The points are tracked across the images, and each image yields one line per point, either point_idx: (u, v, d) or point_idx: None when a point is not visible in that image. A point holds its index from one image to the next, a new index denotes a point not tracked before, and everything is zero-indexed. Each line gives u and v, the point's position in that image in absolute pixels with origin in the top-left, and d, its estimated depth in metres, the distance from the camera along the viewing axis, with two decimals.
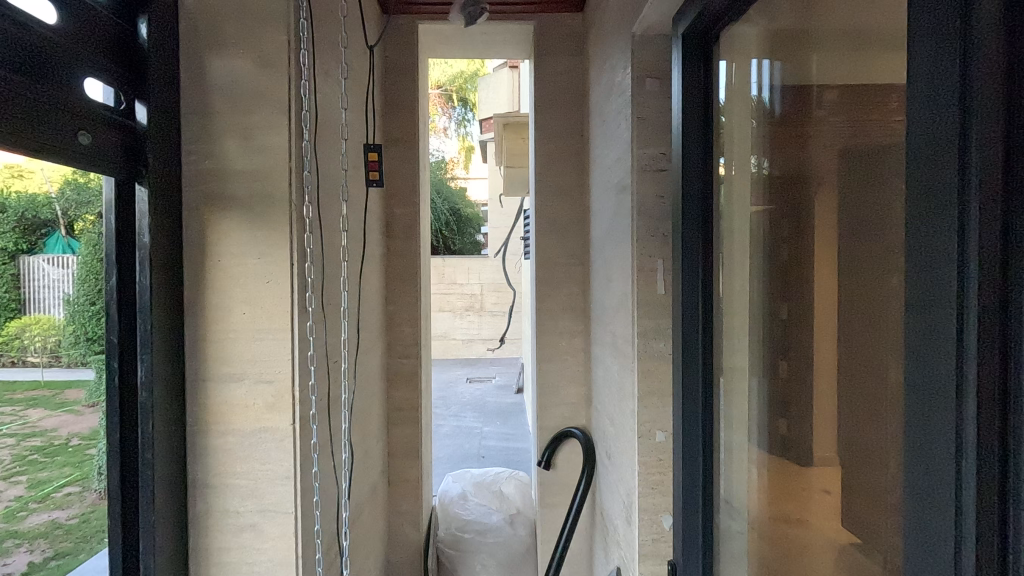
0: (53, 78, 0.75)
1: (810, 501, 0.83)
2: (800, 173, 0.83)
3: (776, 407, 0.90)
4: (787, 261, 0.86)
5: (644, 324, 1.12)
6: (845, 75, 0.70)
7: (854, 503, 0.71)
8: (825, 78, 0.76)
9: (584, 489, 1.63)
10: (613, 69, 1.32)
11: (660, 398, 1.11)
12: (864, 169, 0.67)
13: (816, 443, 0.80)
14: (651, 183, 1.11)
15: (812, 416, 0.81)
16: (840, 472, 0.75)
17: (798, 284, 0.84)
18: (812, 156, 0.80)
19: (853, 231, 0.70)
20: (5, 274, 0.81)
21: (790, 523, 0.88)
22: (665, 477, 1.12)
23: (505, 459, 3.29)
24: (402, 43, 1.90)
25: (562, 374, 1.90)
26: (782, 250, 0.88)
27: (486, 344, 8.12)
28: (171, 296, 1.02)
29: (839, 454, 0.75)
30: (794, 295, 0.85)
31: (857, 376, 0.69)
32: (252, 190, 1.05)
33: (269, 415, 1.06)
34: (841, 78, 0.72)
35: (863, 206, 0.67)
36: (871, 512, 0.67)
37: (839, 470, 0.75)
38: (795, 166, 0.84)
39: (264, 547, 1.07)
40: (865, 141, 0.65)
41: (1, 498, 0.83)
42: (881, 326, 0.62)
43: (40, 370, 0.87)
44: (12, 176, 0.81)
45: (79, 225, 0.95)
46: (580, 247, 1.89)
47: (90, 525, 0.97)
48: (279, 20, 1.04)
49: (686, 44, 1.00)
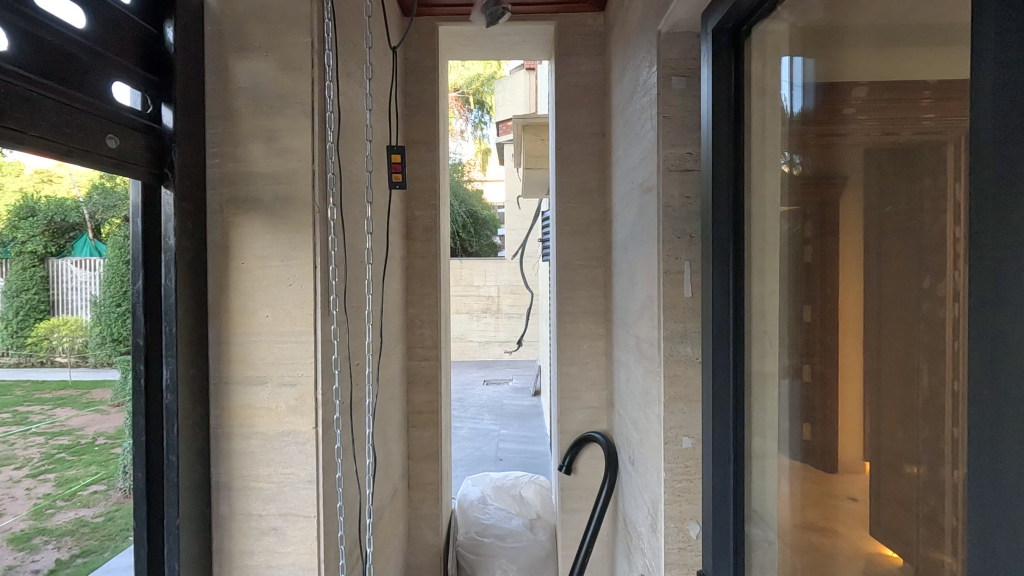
0: (80, 81, 0.75)
1: (835, 512, 0.80)
2: (828, 172, 0.79)
3: (802, 413, 0.87)
4: (813, 263, 0.83)
5: (671, 328, 1.09)
6: (879, 70, 0.68)
7: (889, 515, 0.68)
8: (855, 74, 0.74)
9: (606, 495, 1.60)
10: (637, 68, 1.30)
11: (687, 403, 1.08)
12: (901, 167, 0.64)
13: (843, 449, 0.78)
14: (677, 183, 1.08)
15: (839, 423, 0.78)
16: (871, 481, 0.72)
17: (822, 286, 0.81)
18: (838, 154, 0.77)
19: (886, 232, 0.67)
20: (34, 276, 0.82)
21: (815, 531, 0.84)
22: (693, 484, 1.09)
23: (523, 462, 3.28)
24: (423, 45, 1.90)
25: (583, 377, 1.88)
26: (806, 252, 0.85)
27: (503, 346, 8.10)
28: (195, 298, 1.02)
29: (870, 463, 0.72)
30: (819, 298, 0.82)
31: (894, 384, 0.66)
32: (275, 192, 1.04)
33: (292, 418, 1.06)
34: (874, 74, 0.69)
35: (900, 206, 0.64)
36: (910, 525, 0.64)
37: (868, 479, 0.72)
38: (823, 164, 0.81)
39: (287, 551, 1.06)
40: (902, 139, 0.63)
41: (30, 493, 0.95)
42: (923, 332, 0.59)
43: (67, 370, 0.88)
44: (42, 181, 0.83)
45: (105, 228, 0.96)
46: (601, 249, 1.86)
47: (116, 523, 1.01)
48: (303, 22, 1.04)
49: (716, 41, 0.97)
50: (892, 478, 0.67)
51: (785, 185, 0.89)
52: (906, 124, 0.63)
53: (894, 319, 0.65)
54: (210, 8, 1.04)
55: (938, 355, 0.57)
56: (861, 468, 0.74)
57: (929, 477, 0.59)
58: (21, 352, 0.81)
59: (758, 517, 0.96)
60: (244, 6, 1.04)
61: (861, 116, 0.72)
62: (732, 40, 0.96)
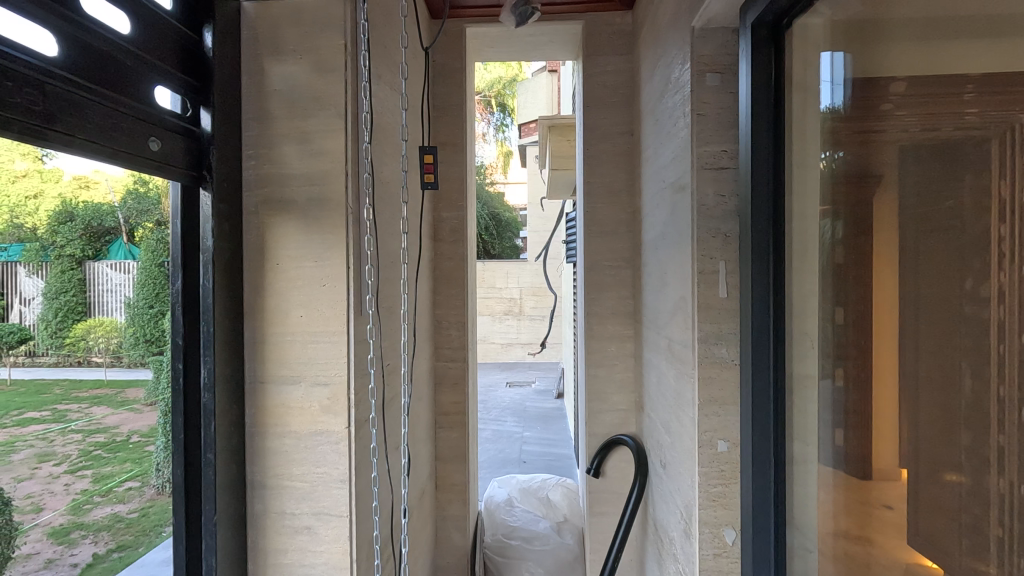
0: (126, 86, 0.77)
1: (873, 521, 0.77)
2: (863, 169, 0.77)
3: (838, 417, 0.84)
4: (848, 262, 0.81)
5: (706, 329, 1.07)
6: (918, 63, 0.66)
7: (926, 523, 0.66)
8: (892, 68, 0.71)
9: (636, 498, 1.58)
10: (668, 65, 1.28)
11: (722, 406, 1.05)
12: (945, 162, 0.62)
13: (880, 455, 0.75)
14: (712, 181, 1.06)
15: (878, 428, 0.75)
16: (909, 488, 0.69)
17: (858, 286, 0.79)
18: (875, 151, 0.75)
19: (930, 229, 0.64)
20: (72, 278, 0.86)
21: (853, 539, 0.81)
22: (728, 489, 1.05)
23: (547, 464, 3.25)
24: (451, 48, 1.90)
25: (611, 380, 1.86)
26: (840, 252, 0.82)
27: (526, 348, 8.09)
28: (231, 298, 1.04)
29: (910, 470, 0.69)
30: (855, 298, 0.80)
31: (933, 387, 0.64)
32: (309, 193, 1.06)
33: (325, 417, 1.06)
34: (912, 67, 0.67)
35: (942, 203, 0.62)
36: (952, 533, 0.62)
37: (907, 486, 0.70)
38: (858, 161, 0.79)
39: (320, 551, 1.07)
40: (943, 133, 0.62)
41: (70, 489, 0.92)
42: (965, 334, 0.59)
43: (103, 370, 0.92)
44: (80, 187, 0.86)
45: (139, 232, 0.99)
46: (630, 250, 1.84)
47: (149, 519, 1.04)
48: (336, 25, 1.05)
49: (755, 35, 0.93)
50: (931, 484, 0.65)
51: (821, 183, 0.86)
52: (949, 119, 0.61)
53: (937, 318, 0.63)
54: (246, 13, 1.06)
55: (984, 357, 0.55)
56: (899, 474, 0.72)
57: (971, 485, 0.58)
58: (60, 353, 0.84)
59: (798, 526, 0.93)
60: (279, 10, 1.05)
61: (898, 112, 0.70)
62: (771, 33, 0.91)
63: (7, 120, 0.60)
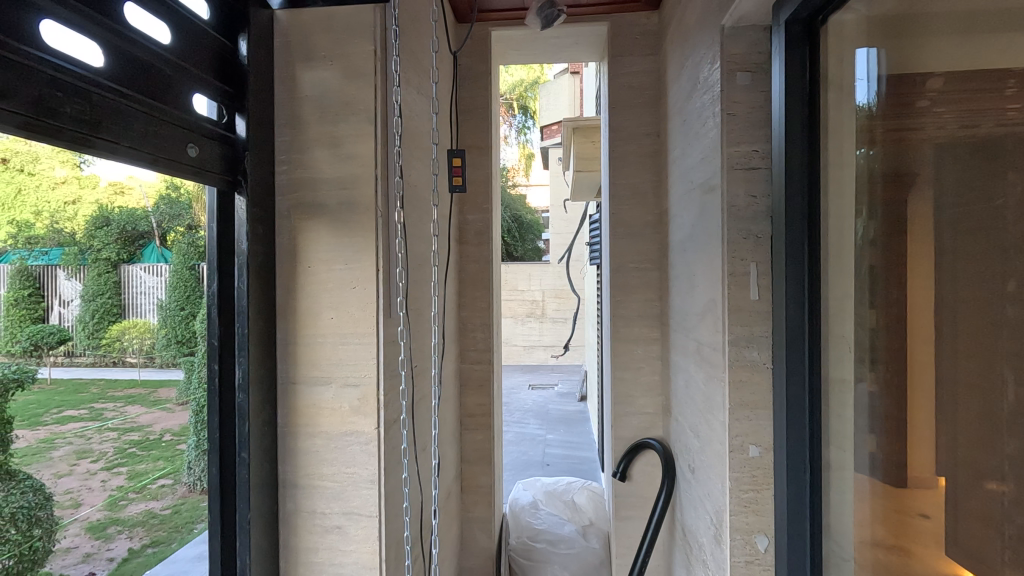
0: (167, 94, 0.79)
1: (910, 529, 0.75)
2: (900, 167, 0.76)
3: (877, 423, 0.81)
4: (886, 263, 0.79)
5: (736, 332, 1.05)
6: (958, 59, 0.65)
7: (968, 532, 0.65)
8: (932, 64, 0.70)
9: (664, 503, 1.56)
10: (697, 65, 1.26)
11: (753, 411, 1.03)
12: (988, 159, 0.60)
13: (921, 461, 0.73)
14: (743, 182, 1.04)
15: (919, 434, 0.73)
16: (952, 495, 0.67)
17: (898, 288, 0.77)
18: (914, 149, 0.73)
19: (975, 228, 0.62)
20: (108, 280, 0.98)
21: (893, 550, 0.79)
22: (761, 495, 1.03)
23: (571, 467, 3.24)
24: (477, 52, 1.91)
25: (638, 383, 1.84)
26: (877, 252, 0.80)
27: (549, 350, 8.08)
28: (265, 301, 1.06)
29: (954, 476, 0.67)
30: (894, 301, 0.77)
31: (976, 394, 0.63)
32: (339, 197, 1.07)
33: (355, 418, 1.08)
34: (953, 62, 0.66)
35: (985, 200, 0.61)
36: (996, 542, 0.60)
37: (952, 493, 0.67)
38: (894, 160, 0.77)
39: (350, 550, 1.08)
40: (984, 130, 0.60)
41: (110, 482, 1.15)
42: (1009, 336, 0.57)
43: (137, 369, 1.03)
44: (115, 192, 0.95)
45: (171, 236, 1.09)
46: (657, 252, 1.82)
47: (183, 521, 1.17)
48: (366, 31, 1.06)
49: (789, 32, 0.90)
50: (976, 492, 0.63)
51: (857, 182, 0.84)
52: (989, 115, 0.60)
53: (981, 319, 0.62)
54: (279, 22, 1.08)
55: None
56: (938, 481, 0.70)
57: (1016, 492, 0.57)
58: (97, 352, 0.96)
59: (834, 532, 0.89)
60: (311, 18, 1.08)
61: (936, 109, 0.69)
62: (806, 30, 0.89)
63: (55, 128, 0.62)
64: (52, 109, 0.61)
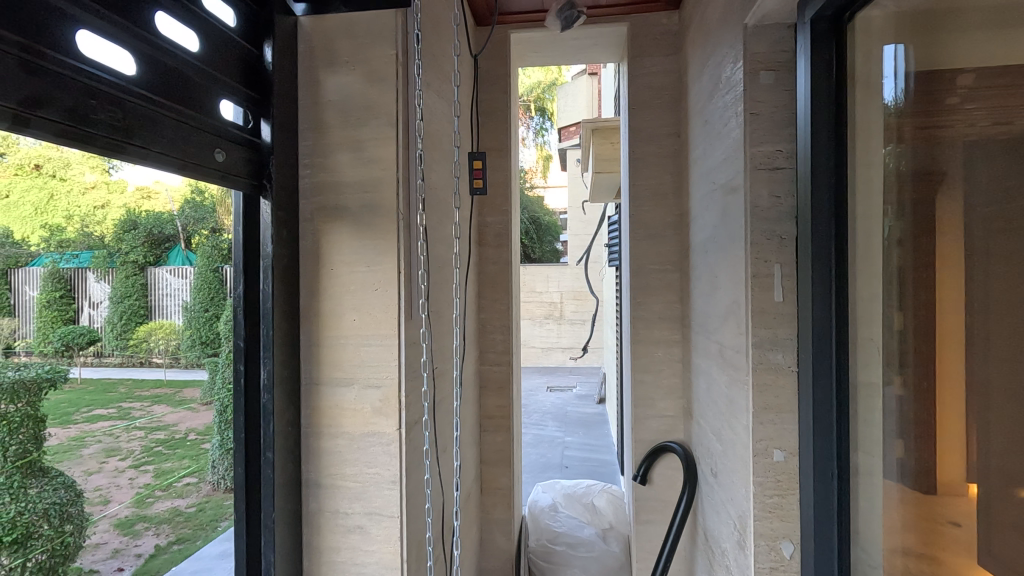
0: (195, 100, 0.81)
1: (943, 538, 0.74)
2: (932, 165, 0.75)
3: (907, 426, 0.80)
4: (915, 262, 0.78)
5: (760, 334, 1.03)
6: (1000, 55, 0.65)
7: None
8: (969, 61, 0.70)
9: (685, 507, 1.54)
10: (719, 64, 1.25)
11: (778, 414, 1.01)
12: None
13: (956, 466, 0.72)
14: (766, 182, 1.03)
15: (955, 429, 0.73)
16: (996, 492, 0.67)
17: (930, 286, 0.76)
18: (949, 146, 0.73)
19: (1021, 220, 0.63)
20: (135, 282, 1.04)
21: (927, 559, 0.77)
22: (786, 501, 1.01)
23: (589, 470, 3.22)
24: (496, 54, 1.92)
25: (658, 386, 1.83)
26: (908, 253, 0.79)
27: (567, 352, 8.06)
28: (289, 302, 1.07)
29: (998, 470, 0.67)
30: (925, 300, 0.77)
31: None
32: (362, 200, 1.08)
33: (377, 419, 1.09)
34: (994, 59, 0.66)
35: None
36: None
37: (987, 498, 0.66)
38: (926, 160, 0.77)
39: (372, 550, 1.09)
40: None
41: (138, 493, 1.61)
42: None
43: (163, 370, 1.12)
44: (143, 198, 0.99)
45: (196, 239, 1.13)
46: (677, 253, 1.80)
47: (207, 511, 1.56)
48: (388, 36, 1.08)
49: (813, 29, 0.86)
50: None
51: (885, 182, 0.82)
52: None
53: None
54: (302, 27, 1.10)
55: None
56: (968, 489, 0.72)
57: None
58: (124, 353, 1.04)
59: (863, 539, 0.86)
60: (334, 23, 1.09)
61: (974, 105, 0.69)
62: (831, 28, 0.85)
63: (91, 136, 0.64)
64: (88, 117, 0.63)
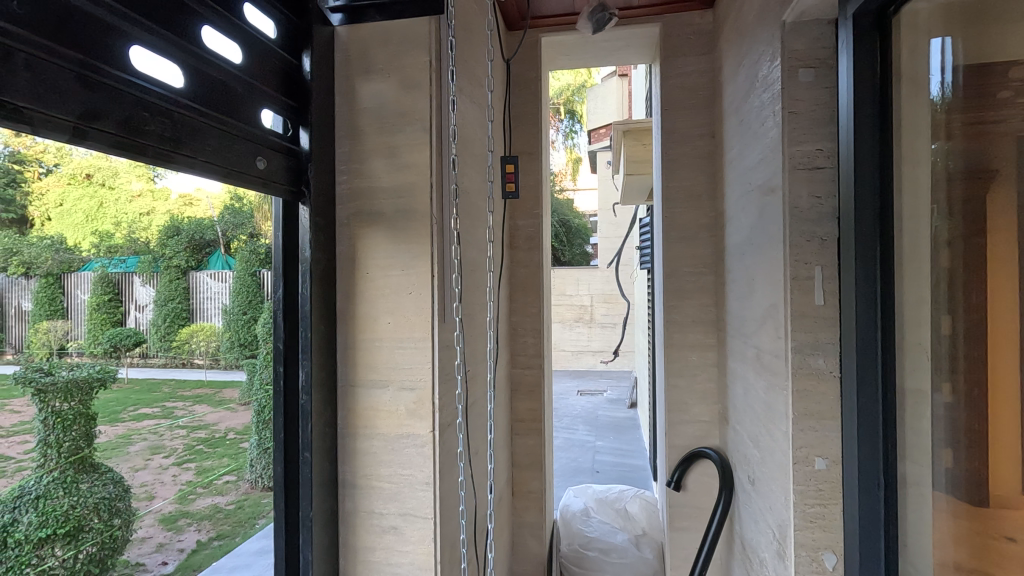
0: (237, 111, 0.84)
1: (993, 553, 0.71)
2: (982, 163, 0.72)
3: (960, 435, 0.76)
4: (967, 265, 0.74)
5: (800, 338, 1.01)
6: None
7: None
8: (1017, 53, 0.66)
9: (721, 514, 1.52)
10: (756, 62, 1.22)
11: (819, 421, 0.98)
12: None
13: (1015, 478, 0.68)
14: (806, 182, 1.00)
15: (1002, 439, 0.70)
16: None
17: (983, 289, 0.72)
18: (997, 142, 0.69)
19: None
20: (178, 286, 1.11)
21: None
22: (828, 510, 0.98)
23: (621, 475, 3.19)
24: (527, 58, 1.92)
25: (693, 390, 1.80)
26: (960, 254, 0.75)
27: (598, 356, 8.00)
28: (326, 305, 1.09)
29: None
30: (977, 304, 0.73)
31: None
32: (396, 205, 1.10)
33: (411, 420, 1.10)
34: None
35: None
36: None
37: None
38: (976, 158, 0.73)
39: (406, 550, 1.10)
40: None
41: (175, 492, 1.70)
42: None
43: (203, 371, 1.22)
44: (185, 204, 1.07)
45: (236, 243, 1.23)
46: (712, 255, 1.77)
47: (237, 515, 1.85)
48: (422, 43, 1.09)
49: (857, 25, 0.83)
50: None
51: (933, 181, 0.79)
52: None
53: None
54: (339, 36, 1.13)
55: None
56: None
57: None
58: (168, 354, 1.11)
59: (912, 554, 0.82)
60: (370, 32, 1.11)
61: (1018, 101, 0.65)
62: (876, 23, 0.81)
63: (142, 146, 0.67)
64: (139, 129, 0.65)
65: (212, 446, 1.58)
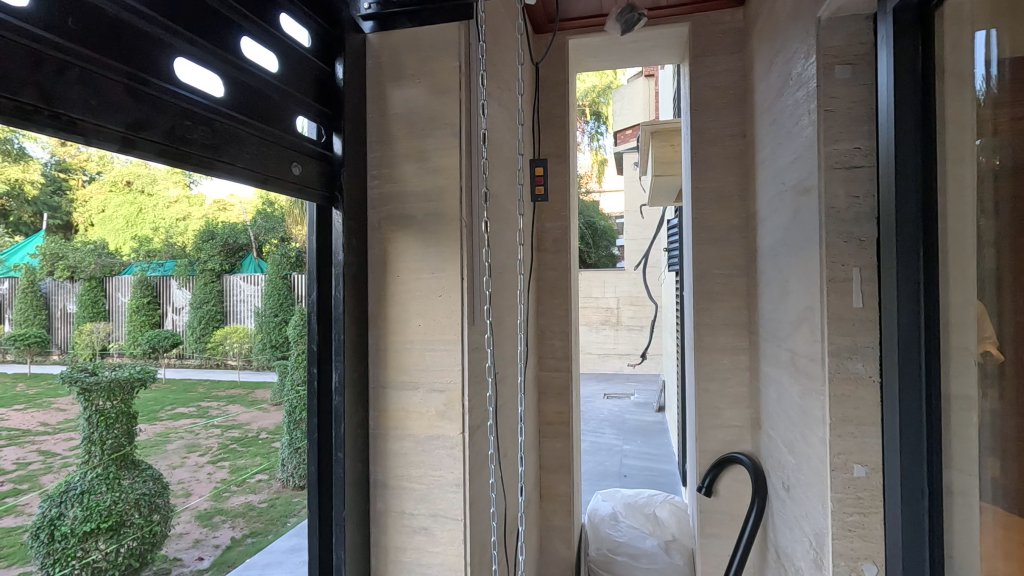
0: (274, 118, 0.86)
1: None
2: None
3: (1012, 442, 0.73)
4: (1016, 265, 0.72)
5: (838, 342, 0.98)
6: None
7: None
8: None
9: (754, 520, 1.49)
10: (789, 59, 1.20)
11: (858, 427, 0.96)
12: None
13: None
14: (843, 181, 0.98)
15: None
16: None
17: None
18: None
19: None
20: (212, 289, 1.19)
21: None
22: (868, 519, 0.95)
23: (650, 479, 3.16)
24: (555, 61, 1.93)
25: (724, 395, 1.77)
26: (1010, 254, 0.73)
27: (625, 359, 7.94)
28: (358, 307, 1.11)
29: None
30: None
31: None
32: (427, 209, 1.11)
33: (441, 422, 1.11)
34: None
35: None
36: None
37: None
38: None
39: (436, 551, 1.11)
40: None
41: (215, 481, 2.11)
42: None
43: (237, 371, 1.31)
44: (219, 210, 1.09)
45: (267, 248, 1.28)
46: (743, 257, 1.74)
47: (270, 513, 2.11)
48: (452, 48, 1.10)
49: (897, 20, 0.80)
50: None
51: (980, 178, 0.76)
52: None
53: None
54: (371, 44, 1.15)
55: None
56: None
57: None
58: (203, 355, 1.21)
59: (958, 566, 0.79)
60: (400, 38, 1.13)
61: None
62: (918, 16, 0.78)
63: (186, 154, 0.69)
64: (184, 138, 0.68)
65: (244, 447, 2.10)
